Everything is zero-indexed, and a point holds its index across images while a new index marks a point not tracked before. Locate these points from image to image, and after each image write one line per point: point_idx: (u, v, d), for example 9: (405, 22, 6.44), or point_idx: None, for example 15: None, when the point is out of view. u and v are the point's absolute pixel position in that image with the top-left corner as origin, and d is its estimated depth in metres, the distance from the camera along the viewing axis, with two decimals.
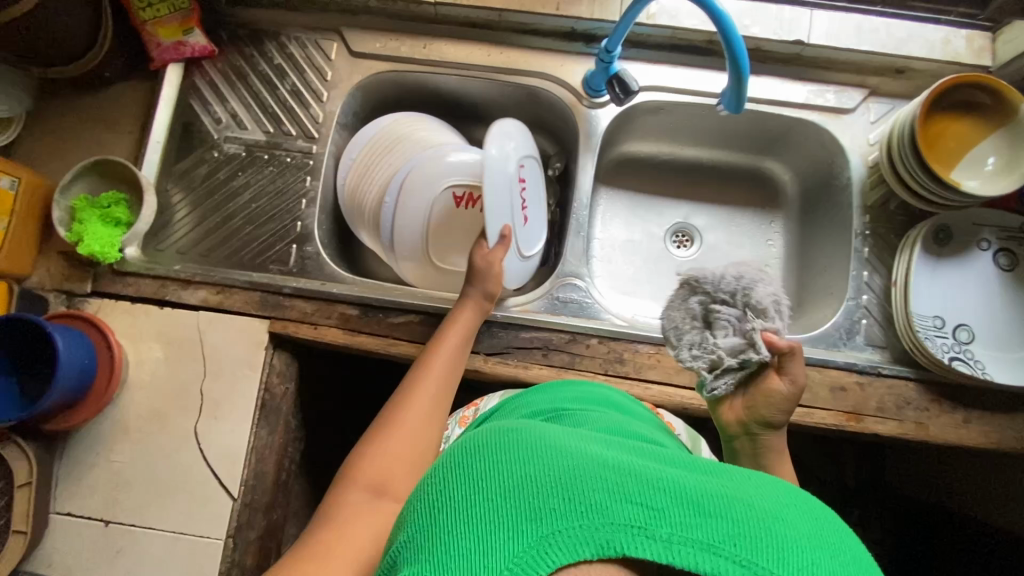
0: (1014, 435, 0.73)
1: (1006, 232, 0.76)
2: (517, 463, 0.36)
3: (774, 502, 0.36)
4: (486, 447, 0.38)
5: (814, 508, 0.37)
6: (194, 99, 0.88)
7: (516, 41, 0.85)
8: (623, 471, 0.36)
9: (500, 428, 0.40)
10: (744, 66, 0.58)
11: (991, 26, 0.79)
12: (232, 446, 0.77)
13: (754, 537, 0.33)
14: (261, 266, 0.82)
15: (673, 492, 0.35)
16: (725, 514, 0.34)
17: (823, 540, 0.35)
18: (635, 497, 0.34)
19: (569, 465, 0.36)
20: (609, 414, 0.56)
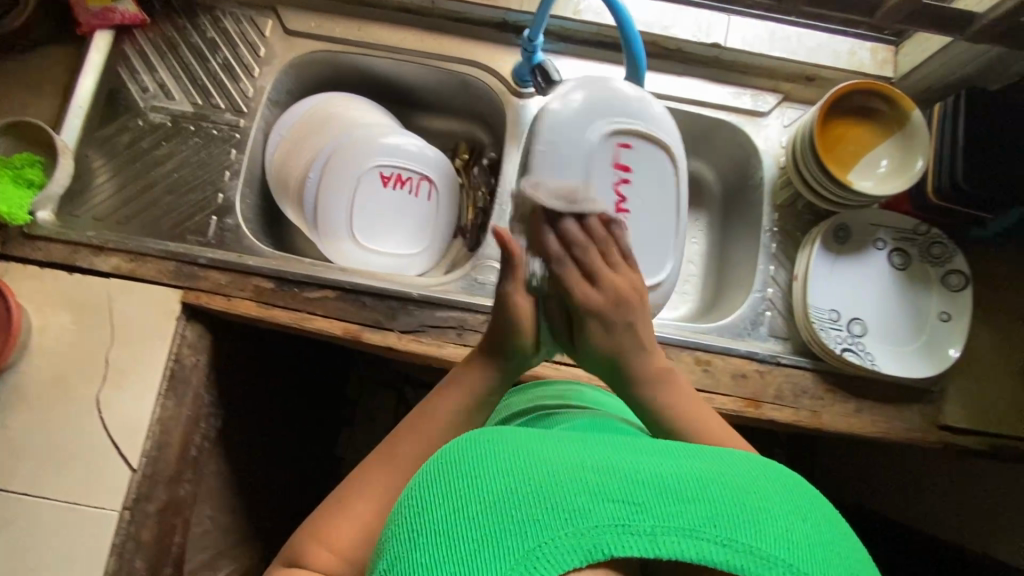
0: (899, 425, 0.78)
1: (901, 233, 0.81)
2: (501, 478, 0.36)
3: (744, 476, 0.38)
4: (469, 461, 0.38)
5: (780, 477, 0.39)
6: (122, 67, 0.87)
7: (449, 29, 0.87)
8: (602, 470, 0.36)
9: (479, 437, 0.40)
10: (641, 57, 0.60)
11: (893, 42, 0.84)
12: (134, 416, 0.76)
13: (727, 515, 0.35)
14: (179, 236, 0.81)
15: (651, 485, 0.36)
16: (699, 498, 0.36)
17: (791, 507, 0.37)
18: (616, 496, 0.35)
19: (552, 473, 0.36)
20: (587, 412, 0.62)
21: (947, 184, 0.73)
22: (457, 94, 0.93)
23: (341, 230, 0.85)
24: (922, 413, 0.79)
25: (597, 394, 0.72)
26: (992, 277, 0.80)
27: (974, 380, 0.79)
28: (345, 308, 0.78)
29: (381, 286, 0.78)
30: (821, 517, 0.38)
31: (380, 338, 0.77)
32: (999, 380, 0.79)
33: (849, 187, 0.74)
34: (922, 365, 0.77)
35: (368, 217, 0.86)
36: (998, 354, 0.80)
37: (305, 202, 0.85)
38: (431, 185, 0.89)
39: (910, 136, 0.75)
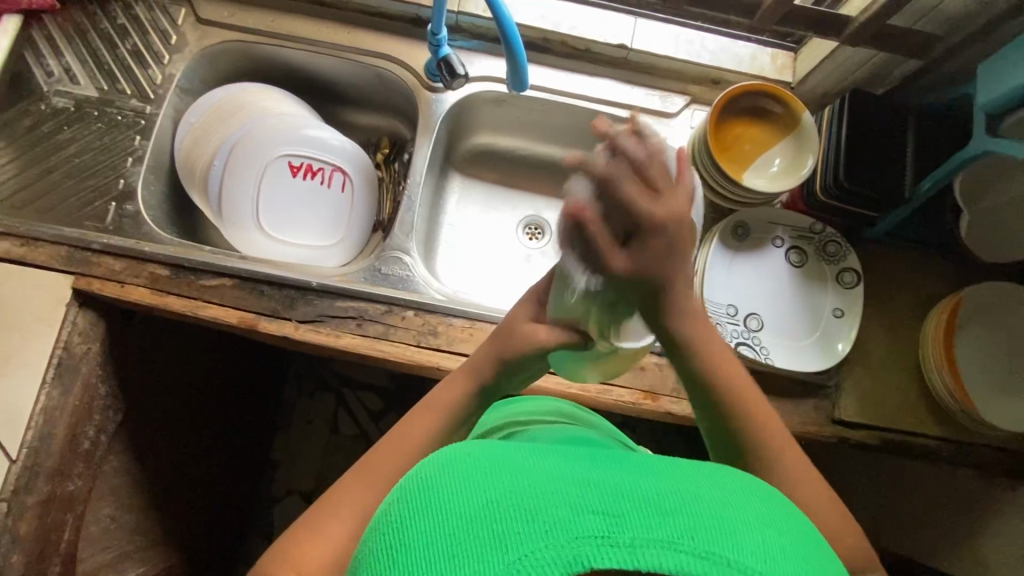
0: (796, 419, 0.79)
1: (798, 232, 0.83)
2: (476, 487, 0.33)
3: (726, 490, 0.35)
4: (446, 470, 0.35)
5: (764, 495, 0.37)
6: (27, 51, 0.85)
7: (363, 23, 0.88)
8: (581, 480, 0.34)
9: (459, 449, 0.37)
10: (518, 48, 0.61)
11: (794, 48, 0.87)
12: (17, 405, 0.73)
13: (710, 527, 0.32)
14: (75, 221, 0.80)
15: (632, 496, 0.33)
16: (681, 510, 0.33)
17: (772, 522, 0.34)
18: (597, 507, 0.32)
19: (528, 482, 0.33)
20: (561, 428, 0.62)
21: (831, 181, 0.75)
22: (374, 87, 0.93)
23: (247, 218, 0.84)
24: (819, 408, 0.80)
25: (573, 410, 0.72)
26: (885, 275, 0.83)
27: (870, 376, 0.80)
28: (242, 297, 0.77)
29: (279, 275, 0.77)
30: (809, 540, 0.35)
31: (277, 328, 0.76)
32: (893, 376, 0.81)
33: (740, 184, 0.76)
34: (814, 360, 0.79)
35: (276, 207, 0.85)
36: (893, 351, 0.81)
37: (211, 190, 0.84)
38: (345, 176, 0.89)
39: (802, 136, 0.77)
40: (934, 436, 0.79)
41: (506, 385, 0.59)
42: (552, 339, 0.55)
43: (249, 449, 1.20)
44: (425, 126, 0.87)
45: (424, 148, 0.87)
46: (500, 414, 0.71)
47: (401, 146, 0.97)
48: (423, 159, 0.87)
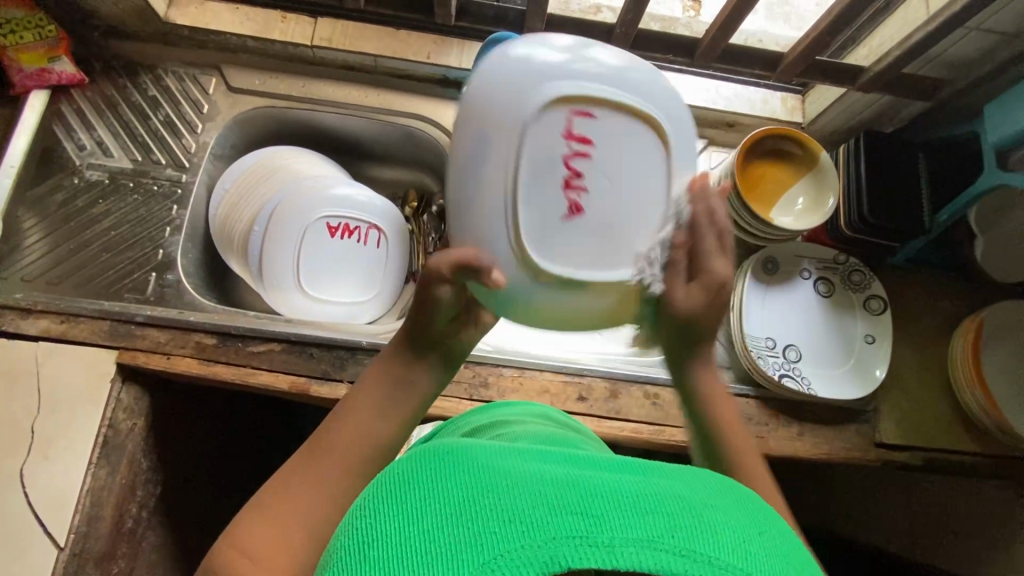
0: (840, 445, 0.81)
1: (823, 263, 0.87)
2: (449, 488, 0.32)
3: (705, 490, 0.33)
4: (419, 472, 0.34)
5: (743, 495, 0.35)
6: (58, 125, 0.85)
7: (392, 85, 0.91)
8: (562, 481, 0.32)
9: (436, 452, 0.36)
10: None
11: (801, 91, 0.92)
12: (62, 488, 0.70)
13: (689, 528, 0.30)
14: (115, 294, 0.79)
15: (611, 494, 0.31)
16: (660, 507, 0.31)
17: (750, 521, 0.32)
18: (573, 507, 0.30)
19: (504, 483, 0.31)
20: (547, 430, 0.61)
21: (856, 218, 0.79)
22: (402, 144, 0.95)
23: (288, 280, 0.85)
24: (860, 433, 0.82)
25: (560, 414, 0.71)
26: (906, 301, 0.87)
27: (906, 398, 0.84)
28: (291, 362, 0.77)
29: (328, 337, 0.78)
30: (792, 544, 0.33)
31: (329, 390, 0.76)
32: (926, 396, 0.84)
33: (772, 224, 0.79)
34: (853, 387, 0.81)
35: (315, 267, 0.86)
36: (923, 372, 0.85)
37: (251, 255, 0.85)
38: (380, 233, 0.90)
39: (822, 176, 0.82)
40: (969, 452, 0.82)
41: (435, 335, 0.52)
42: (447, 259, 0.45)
43: None
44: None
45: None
46: (482, 415, 0.70)
47: (431, 196, 1.00)
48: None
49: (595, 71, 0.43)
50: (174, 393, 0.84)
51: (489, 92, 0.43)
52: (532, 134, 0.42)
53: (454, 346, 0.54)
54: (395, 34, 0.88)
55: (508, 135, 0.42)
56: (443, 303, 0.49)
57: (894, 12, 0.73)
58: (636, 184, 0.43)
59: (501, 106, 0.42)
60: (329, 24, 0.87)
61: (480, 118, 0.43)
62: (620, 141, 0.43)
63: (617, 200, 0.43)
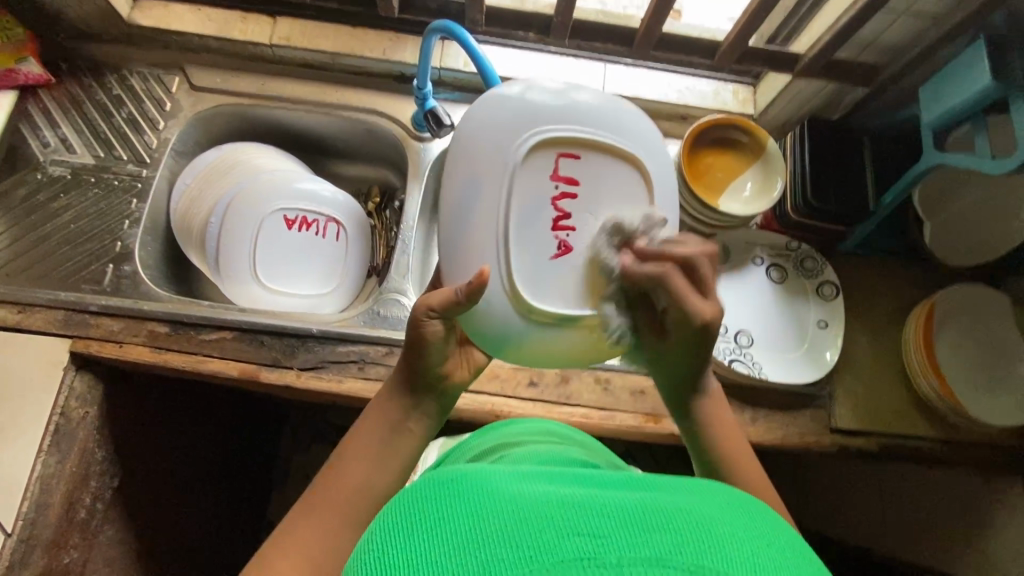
0: (795, 431, 0.81)
1: (775, 250, 0.87)
2: (456, 516, 0.30)
3: (714, 507, 0.32)
4: (420, 501, 0.32)
5: (755, 511, 0.33)
6: (23, 124, 0.88)
7: (350, 82, 0.93)
8: (568, 504, 0.30)
9: (440, 480, 0.34)
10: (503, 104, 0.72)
11: (753, 83, 0.94)
12: (13, 473, 0.71)
13: (700, 546, 0.28)
14: (72, 285, 0.80)
15: (616, 514, 0.29)
16: (670, 526, 0.29)
17: (766, 540, 0.30)
18: (581, 528, 0.28)
19: (510, 507, 0.30)
20: (545, 447, 0.60)
21: (801, 204, 0.80)
22: (363, 140, 0.97)
23: (244, 272, 0.86)
24: (815, 418, 0.82)
25: (562, 431, 0.71)
26: (859, 286, 0.87)
27: (861, 384, 0.83)
28: (242, 350, 0.77)
29: (279, 324, 0.78)
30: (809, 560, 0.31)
31: (279, 377, 0.76)
32: (882, 381, 0.84)
33: (717, 208, 0.80)
34: (806, 371, 0.81)
35: (272, 258, 0.87)
36: (879, 358, 0.85)
37: (208, 246, 0.86)
38: (338, 226, 0.92)
39: (769, 162, 0.83)
40: (927, 437, 0.82)
41: (436, 377, 0.54)
42: (433, 299, 0.50)
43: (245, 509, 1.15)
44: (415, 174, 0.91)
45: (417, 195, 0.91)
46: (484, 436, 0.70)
47: (392, 192, 1.01)
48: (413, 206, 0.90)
49: (567, 125, 0.53)
50: (131, 384, 0.85)
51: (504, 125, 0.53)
52: (520, 179, 0.52)
53: (448, 392, 0.56)
54: (351, 32, 0.91)
55: (503, 164, 0.52)
56: (433, 340, 0.51)
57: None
58: (610, 222, 0.53)
59: (503, 135, 0.53)
60: (287, 23, 0.90)
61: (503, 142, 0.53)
62: (607, 171, 0.54)
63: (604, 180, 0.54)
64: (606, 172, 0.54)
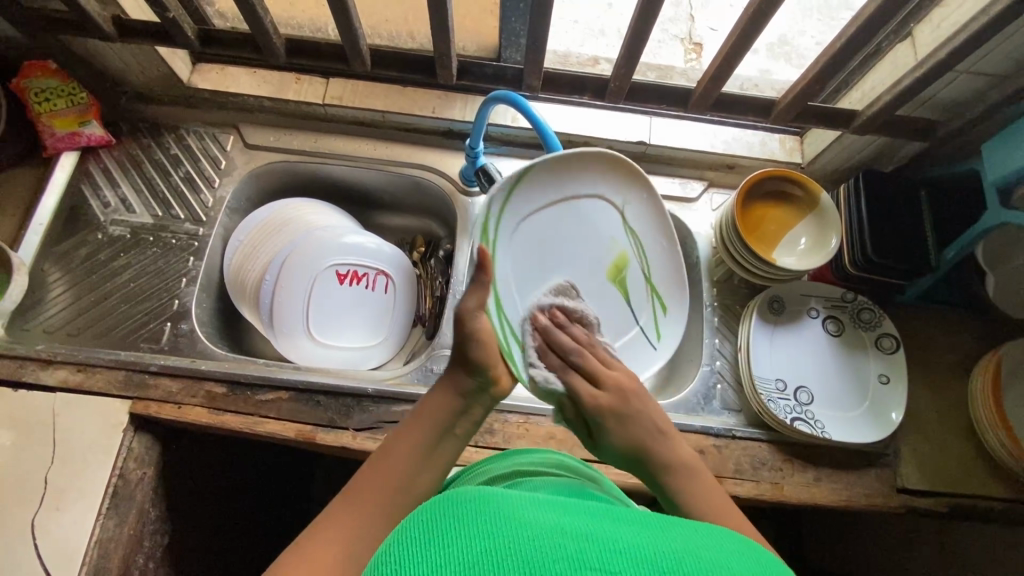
0: (861, 491, 0.78)
1: (831, 302, 0.86)
2: (474, 542, 0.32)
3: (720, 553, 0.34)
4: (439, 522, 0.34)
5: (755, 555, 0.35)
6: (85, 184, 0.90)
7: (399, 138, 0.95)
8: (584, 536, 0.33)
9: (463, 503, 0.36)
10: None
11: (799, 132, 0.94)
12: (72, 539, 0.70)
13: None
14: (131, 344, 0.82)
15: (628, 553, 0.31)
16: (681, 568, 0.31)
17: None
18: (594, 563, 0.30)
19: (527, 536, 0.32)
20: (562, 481, 0.58)
21: (860, 260, 0.79)
22: (410, 193, 0.98)
23: (298, 328, 0.87)
24: (881, 478, 0.79)
25: (580, 466, 0.68)
26: (918, 340, 0.85)
27: (927, 441, 0.81)
28: (299, 410, 0.77)
29: (335, 384, 0.78)
30: None
31: (335, 438, 0.76)
32: (947, 438, 0.81)
33: (773, 263, 0.79)
34: (869, 429, 0.79)
35: (325, 314, 0.89)
36: (942, 413, 0.82)
37: (262, 303, 0.87)
38: (387, 279, 0.93)
39: (823, 216, 0.82)
40: (1000, 499, 0.78)
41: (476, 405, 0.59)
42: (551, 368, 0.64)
43: None
44: (666, 247, 0.78)
45: (679, 315, 0.81)
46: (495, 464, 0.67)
47: (438, 243, 1.01)
48: (667, 326, 0.81)
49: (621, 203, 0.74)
50: (183, 441, 0.85)
51: (544, 178, 0.66)
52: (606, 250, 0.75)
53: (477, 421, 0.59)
54: (402, 91, 0.92)
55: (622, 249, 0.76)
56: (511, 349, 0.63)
57: (882, 58, 0.74)
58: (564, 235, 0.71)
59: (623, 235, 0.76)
60: (339, 83, 0.92)
61: (550, 179, 0.67)
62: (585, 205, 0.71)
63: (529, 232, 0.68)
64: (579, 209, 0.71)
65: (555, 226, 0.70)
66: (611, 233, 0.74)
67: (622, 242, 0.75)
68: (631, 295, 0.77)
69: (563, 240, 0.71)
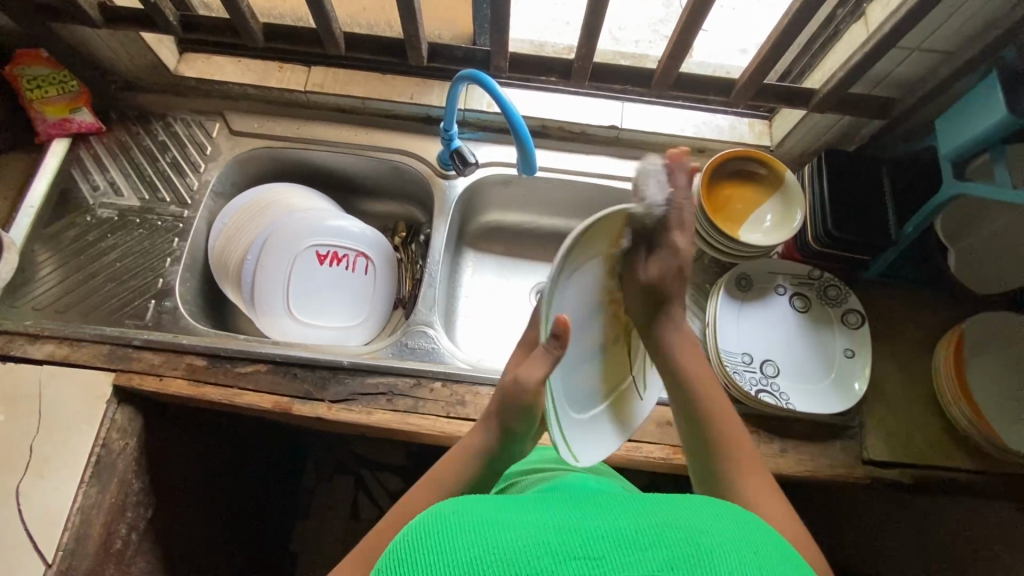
0: (827, 462, 0.80)
1: (797, 279, 0.87)
2: (464, 548, 0.34)
3: (696, 519, 0.37)
4: (426, 537, 0.36)
5: (726, 512, 0.39)
6: (75, 169, 0.93)
7: (379, 124, 0.98)
8: (563, 530, 0.35)
9: (447, 513, 0.38)
10: (527, 141, 0.75)
11: (768, 117, 0.96)
12: (55, 505, 0.73)
13: (684, 556, 0.33)
14: (116, 320, 0.84)
15: (608, 537, 0.34)
16: (657, 544, 0.34)
17: (742, 545, 0.35)
18: (578, 553, 0.33)
19: (511, 535, 0.34)
20: (559, 477, 0.60)
21: (823, 234, 0.81)
22: (390, 178, 1.01)
23: (278, 306, 0.90)
24: (846, 450, 0.81)
25: None
26: (884, 316, 0.87)
27: (892, 413, 0.82)
28: (277, 381, 0.80)
29: (311, 357, 0.81)
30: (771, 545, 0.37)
31: (311, 409, 0.78)
32: (913, 411, 0.82)
33: (737, 239, 0.82)
34: (834, 401, 0.81)
35: (304, 293, 0.91)
36: (908, 387, 0.84)
37: (244, 282, 0.89)
38: (367, 260, 0.95)
39: (789, 194, 0.84)
40: (964, 470, 0.80)
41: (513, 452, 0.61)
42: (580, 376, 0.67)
43: (271, 542, 1.15)
44: None
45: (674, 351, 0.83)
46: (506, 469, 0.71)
47: (418, 228, 1.04)
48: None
49: None
50: (167, 417, 0.88)
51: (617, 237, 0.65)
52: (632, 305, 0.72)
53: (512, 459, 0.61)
54: (382, 79, 0.95)
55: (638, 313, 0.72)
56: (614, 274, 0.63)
57: (839, 39, 0.77)
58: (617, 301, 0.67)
59: None
60: (321, 71, 0.95)
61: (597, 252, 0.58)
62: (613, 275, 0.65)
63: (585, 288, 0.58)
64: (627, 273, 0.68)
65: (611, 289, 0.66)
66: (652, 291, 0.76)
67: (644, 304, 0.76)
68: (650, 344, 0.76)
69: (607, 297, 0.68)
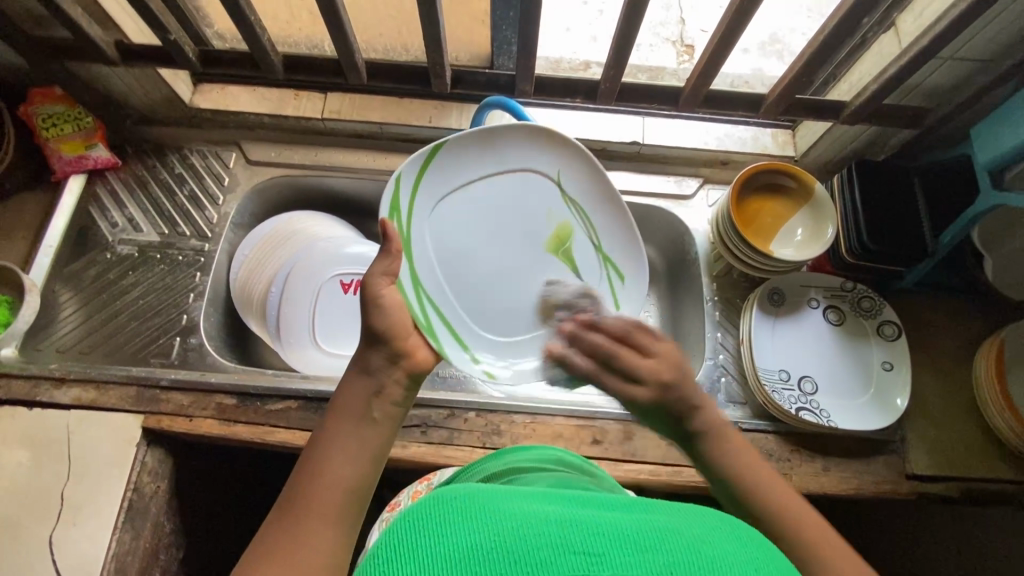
0: (870, 478, 0.78)
1: (831, 292, 0.86)
2: (455, 532, 0.31)
3: (705, 529, 0.33)
4: (416, 520, 0.32)
5: (737, 529, 0.35)
6: (92, 206, 0.92)
7: (398, 148, 0.97)
8: (567, 524, 0.32)
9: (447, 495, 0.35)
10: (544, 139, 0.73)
11: (790, 126, 0.95)
12: (89, 553, 0.71)
13: (689, 563, 0.30)
14: (142, 360, 0.84)
15: (610, 534, 0.31)
16: (659, 546, 0.31)
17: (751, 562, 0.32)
18: (578, 548, 0.30)
19: (510, 523, 0.32)
20: (556, 475, 0.55)
21: (856, 246, 0.80)
22: None
23: (304, 338, 0.88)
24: (889, 464, 0.79)
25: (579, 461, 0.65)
26: (919, 326, 0.86)
27: (934, 425, 0.81)
28: (308, 418, 0.78)
29: None
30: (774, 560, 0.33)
31: None
32: (955, 421, 0.81)
33: (770, 255, 0.80)
34: (874, 417, 0.79)
35: (329, 323, 0.90)
36: (948, 397, 0.82)
37: (269, 316, 0.88)
38: None
39: (819, 206, 0.83)
40: (1010, 480, 0.78)
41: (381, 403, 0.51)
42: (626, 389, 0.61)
43: None
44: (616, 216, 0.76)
45: (637, 283, 0.77)
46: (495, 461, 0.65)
47: None
48: (625, 295, 0.78)
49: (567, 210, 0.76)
50: (196, 455, 0.86)
51: (465, 154, 0.71)
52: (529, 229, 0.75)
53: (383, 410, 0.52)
54: (399, 103, 0.94)
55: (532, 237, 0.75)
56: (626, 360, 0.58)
57: (867, 49, 0.76)
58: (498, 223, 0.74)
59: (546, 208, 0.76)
60: (337, 97, 0.94)
61: (450, 189, 0.71)
62: (489, 189, 0.73)
63: (444, 216, 0.71)
64: (504, 194, 0.73)
65: (494, 205, 0.73)
66: (531, 195, 0.74)
67: (562, 212, 0.76)
68: (579, 266, 0.76)
69: (497, 235, 0.74)
